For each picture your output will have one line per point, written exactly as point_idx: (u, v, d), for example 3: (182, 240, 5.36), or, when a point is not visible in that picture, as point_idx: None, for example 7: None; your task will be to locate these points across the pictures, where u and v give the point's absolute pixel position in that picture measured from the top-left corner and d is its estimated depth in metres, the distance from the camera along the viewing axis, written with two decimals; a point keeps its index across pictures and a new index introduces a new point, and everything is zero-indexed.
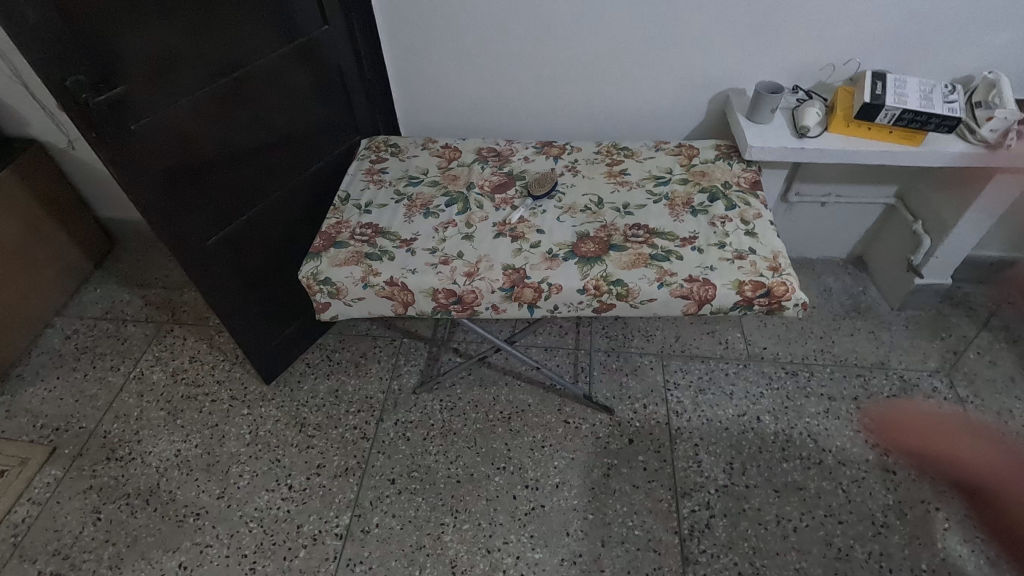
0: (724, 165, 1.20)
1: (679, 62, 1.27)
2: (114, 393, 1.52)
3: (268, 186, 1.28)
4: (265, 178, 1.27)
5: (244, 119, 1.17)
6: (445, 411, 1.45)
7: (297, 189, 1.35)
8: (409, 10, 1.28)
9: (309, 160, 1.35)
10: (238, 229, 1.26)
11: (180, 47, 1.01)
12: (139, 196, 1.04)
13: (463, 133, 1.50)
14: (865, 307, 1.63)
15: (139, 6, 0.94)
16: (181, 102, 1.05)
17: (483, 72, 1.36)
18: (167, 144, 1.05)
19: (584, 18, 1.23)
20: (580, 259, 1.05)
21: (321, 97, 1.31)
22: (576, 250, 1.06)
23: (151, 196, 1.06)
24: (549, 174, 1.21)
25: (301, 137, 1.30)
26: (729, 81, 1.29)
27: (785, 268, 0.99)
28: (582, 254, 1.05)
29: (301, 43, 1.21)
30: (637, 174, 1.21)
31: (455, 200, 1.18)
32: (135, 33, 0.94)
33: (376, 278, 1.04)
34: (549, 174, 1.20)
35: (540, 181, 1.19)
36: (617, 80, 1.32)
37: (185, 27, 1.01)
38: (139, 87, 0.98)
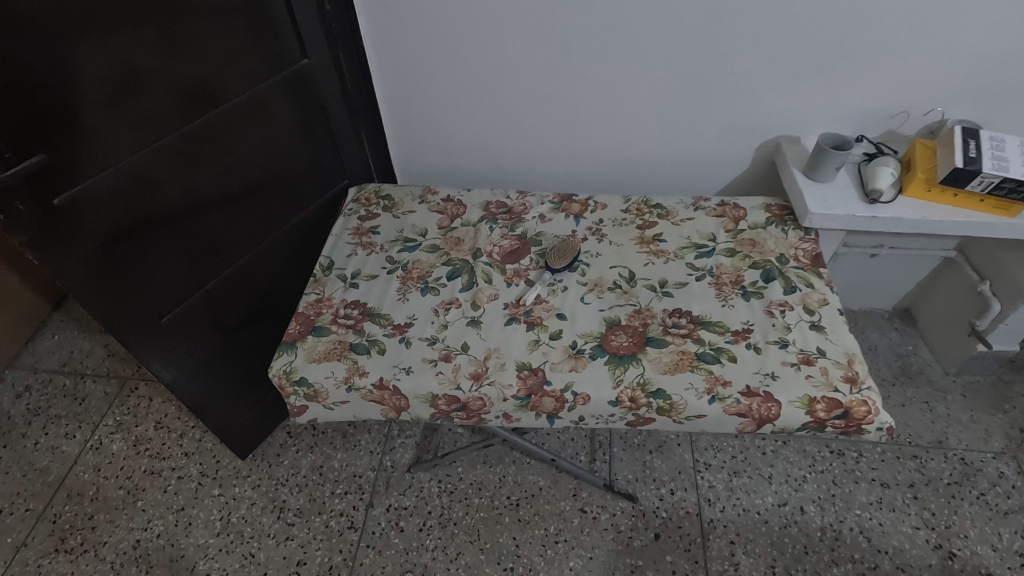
0: (777, 231, 1.02)
1: (724, 104, 1.07)
2: (68, 466, 1.34)
3: (245, 240, 1.09)
4: (241, 233, 1.08)
5: (219, 167, 0.99)
6: (444, 495, 1.27)
7: (277, 243, 1.17)
8: (404, 44, 1.09)
9: (290, 212, 1.16)
10: (209, 294, 1.07)
11: (136, 86, 0.82)
12: (74, 280, 0.85)
13: (466, 181, 1.31)
14: (915, 370, 1.45)
15: (60, 54, 0.74)
16: (123, 163, 0.85)
17: (490, 114, 1.16)
18: (119, 201, 0.86)
19: (615, 52, 1.03)
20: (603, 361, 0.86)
21: (303, 139, 1.12)
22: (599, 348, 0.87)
23: (100, 265, 0.87)
24: (569, 241, 1.02)
25: (283, 184, 1.12)
26: (780, 127, 1.09)
27: (864, 380, 0.81)
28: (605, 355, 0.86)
29: (277, 81, 1.01)
30: (674, 241, 1.02)
31: (458, 271, 0.99)
32: (60, 87, 0.75)
33: (363, 379, 0.86)
34: (570, 242, 1.01)
35: (557, 250, 1.00)
36: (647, 125, 1.13)
37: (141, 65, 0.82)
38: (63, 152, 0.78)
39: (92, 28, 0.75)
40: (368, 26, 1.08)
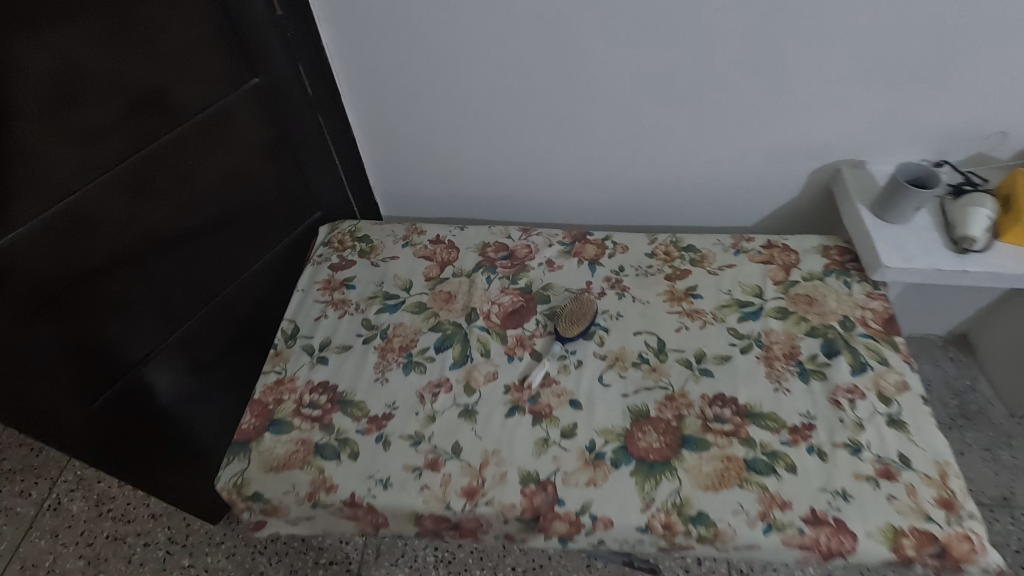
0: (839, 284, 0.83)
1: (776, 124, 0.87)
2: (22, 533, 1.20)
3: (214, 282, 0.92)
4: (209, 274, 0.90)
5: (181, 197, 0.81)
6: (441, 567, 1.12)
7: (246, 290, 0.99)
8: (378, 55, 0.88)
9: (260, 253, 0.98)
10: (174, 348, 0.90)
11: (71, 104, 0.64)
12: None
13: (461, 211, 1.11)
14: (975, 411, 1.28)
15: None
16: (55, 203, 0.66)
17: (487, 135, 0.96)
18: (56, 249, 0.68)
19: (642, 63, 0.82)
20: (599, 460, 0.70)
21: (273, 165, 0.94)
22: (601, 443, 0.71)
23: (34, 327, 0.69)
24: (584, 303, 0.84)
25: (254, 215, 0.94)
26: (843, 150, 0.88)
27: (962, 502, 0.64)
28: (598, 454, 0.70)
29: (242, 92, 0.83)
30: (711, 298, 0.84)
31: (449, 341, 0.82)
32: None
33: (329, 495, 0.69)
34: (586, 305, 0.83)
35: (570, 314, 0.82)
36: (678, 148, 0.92)
37: (76, 77, 0.64)
38: None
39: (8, 31, 0.57)
40: (333, 33, 0.87)
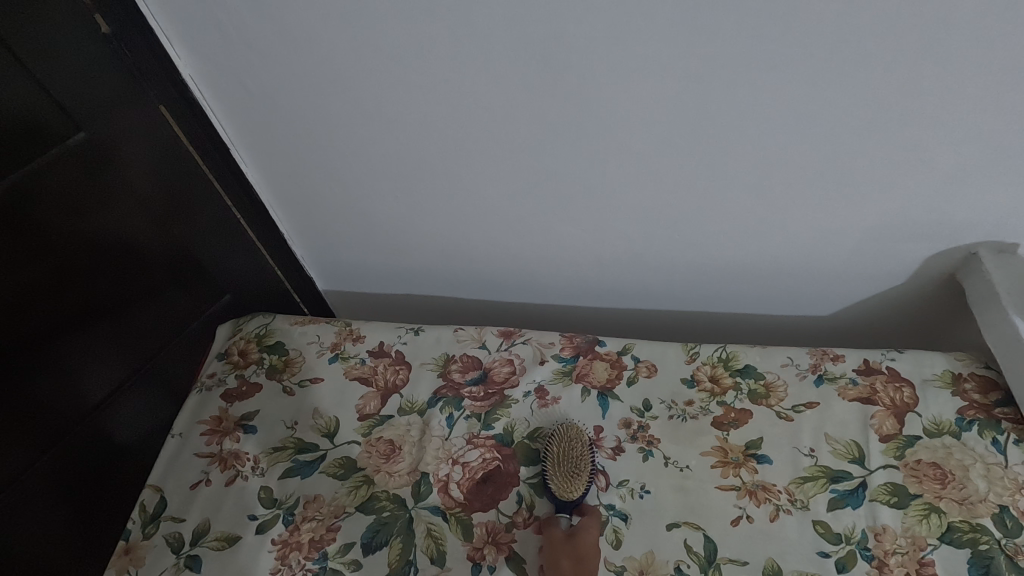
0: (986, 449, 0.53)
1: (888, 192, 0.56)
2: None
3: (130, 351, 0.68)
4: (118, 340, 0.67)
5: (48, 241, 0.57)
6: None
7: (153, 396, 0.73)
8: (275, 90, 0.59)
9: (165, 348, 0.73)
10: (62, 465, 0.64)
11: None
12: None
13: (426, 288, 0.83)
14: None
15: None
16: None
17: (451, 197, 0.67)
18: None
19: (682, 102, 0.52)
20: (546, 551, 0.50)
21: (172, 226, 0.68)
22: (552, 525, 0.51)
23: None
24: (571, 443, 0.55)
25: (176, 256, 0.70)
26: (988, 229, 0.58)
27: None
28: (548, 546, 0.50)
29: (122, 122, 0.59)
30: (784, 465, 0.55)
31: (384, 531, 0.54)
32: None
33: None
34: (573, 445, 0.55)
35: (563, 467, 0.54)
36: (730, 222, 0.63)
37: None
38: None
39: None
40: (205, 62, 0.58)
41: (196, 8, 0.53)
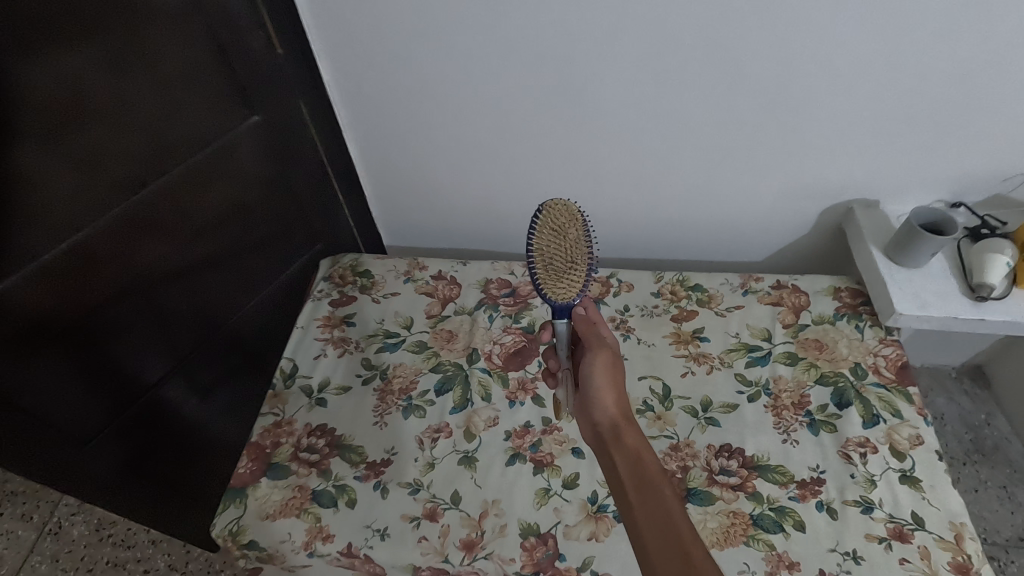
0: (850, 329, 0.80)
1: (787, 161, 0.84)
2: (23, 556, 1.20)
3: (237, 286, 0.95)
4: (193, 315, 0.89)
5: (194, 211, 0.83)
6: None
7: (249, 319, 1.00)
8: (382, 91, 0.88)
9: (261, 284, 0.99)
10: (185, 363, 0.92)
11: (45, 136, 0.63)
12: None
13: (464, 244, 1.11)
14: (990, 447, 1.24)
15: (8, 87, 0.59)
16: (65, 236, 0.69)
17: (491, 169, 0.95)
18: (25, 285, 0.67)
19: (650, 99, 0.80)
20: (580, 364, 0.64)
21: (276, 196, 0.94)
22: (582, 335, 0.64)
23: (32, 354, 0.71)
24: (561, 240, 0.57)
25: (242, 254, 0.94)
26: (856, 189, 0.86)
27: (979, 568, 0.61)
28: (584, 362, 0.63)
29: (255, 123, 0.85)
30: (718, 342, 0.82)
31: (449, 382, 0.80)
32: None
33: (327, 545, 0.68)
34: (563, 240, 0.57)
35: (554, 268, 0.56)
36: (684, 185, 0.91)
37: (61, 108, 0.64)
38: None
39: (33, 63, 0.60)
40: (335, 71, 0.87)
41: (337, 36, 0.82)
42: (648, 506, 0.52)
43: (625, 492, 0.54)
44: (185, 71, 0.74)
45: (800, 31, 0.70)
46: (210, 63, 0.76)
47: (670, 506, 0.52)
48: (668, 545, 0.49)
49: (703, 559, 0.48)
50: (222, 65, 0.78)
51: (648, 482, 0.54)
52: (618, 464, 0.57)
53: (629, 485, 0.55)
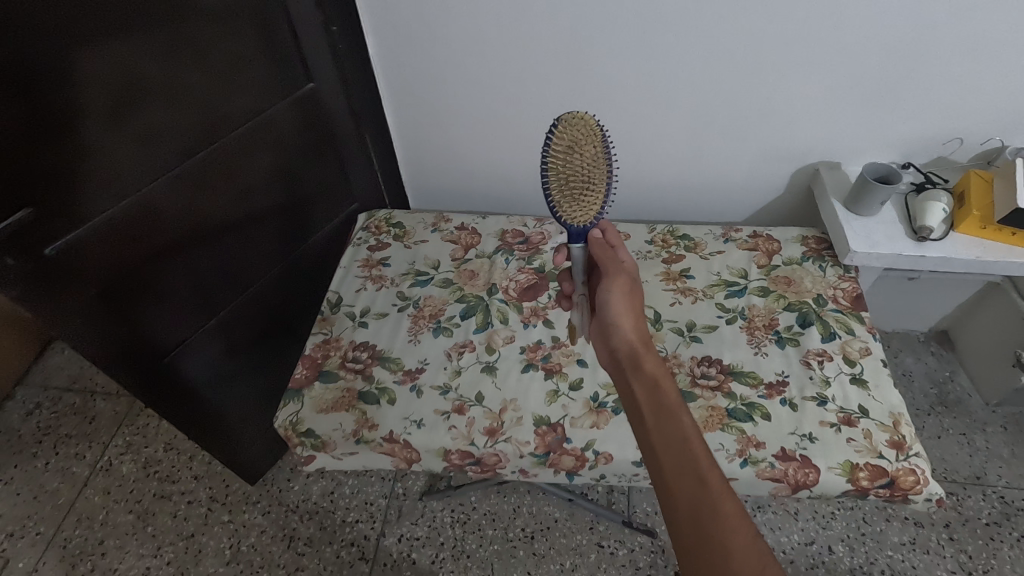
0: (814, 268, 0.95)
1: (762, 128, 0.99)
2: (78, 489, 1.33)
3: (283, 240, 1.08)
4: (235, 270, 1.01)
5: (252, 170, 0.96)
6: (457, 526, 1.24)
7: (291, 269, 1.13)
8: (420, 66, 1.02)
9: (303, 238, 1.12)
10: (236, 305, 1.04)
11: (142, 94, 0.76)
12: (92, 304, 0.80)
13: (482, 205, 1.26)
14: (952, 400, 1.38)
15: (122, 51, 0.72)
16: (152, 183, 0.82)
17: (510, 136, 1.10)
18: (106, 232, 0.79)
19: (647, 73, 0.95)
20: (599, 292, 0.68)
21: (321, 159, 1.07)
22: (600, 260, 0.70)
23: (121, 284, 0.83)
24: (576, 161, 0.64)
25: (280, 216, 1.05)
26: (820, 153, 1.01)
27: (912, 445, 0.75)
28: (603, 291, 0.68)
29: (308, 92, 0.99)
30: (702, 279, 0.96)
31: (473, 309, 0.94)
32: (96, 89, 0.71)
33: (372, 432, 0.82)
34: (577, 161, 0.64)
35: (574, 195, 0.65)
36: (675, 150, 1.05)
37: (121, 93, 0.74)
38: (98, 164, 0.75)
39: (140, 32, 0.73)
40: (376, 48, 1.02)
41: (380, 18, 0.97)
42: (666, 433, 0.56)
43: (643, 417, 0.58)
44: (233, 58, 0.85)
45: (767, 14, 0.84)
46: (252, 51, 0.87)
47: (687, 432, 0.56)
48: (687, 469, 0.54)
49: (718, 481, 0.53)
50: (266, 51, 0.89)
51: (666, 409, 0.58)
52: (636, 389, 0.60)
53: (647, 411, 0.58)
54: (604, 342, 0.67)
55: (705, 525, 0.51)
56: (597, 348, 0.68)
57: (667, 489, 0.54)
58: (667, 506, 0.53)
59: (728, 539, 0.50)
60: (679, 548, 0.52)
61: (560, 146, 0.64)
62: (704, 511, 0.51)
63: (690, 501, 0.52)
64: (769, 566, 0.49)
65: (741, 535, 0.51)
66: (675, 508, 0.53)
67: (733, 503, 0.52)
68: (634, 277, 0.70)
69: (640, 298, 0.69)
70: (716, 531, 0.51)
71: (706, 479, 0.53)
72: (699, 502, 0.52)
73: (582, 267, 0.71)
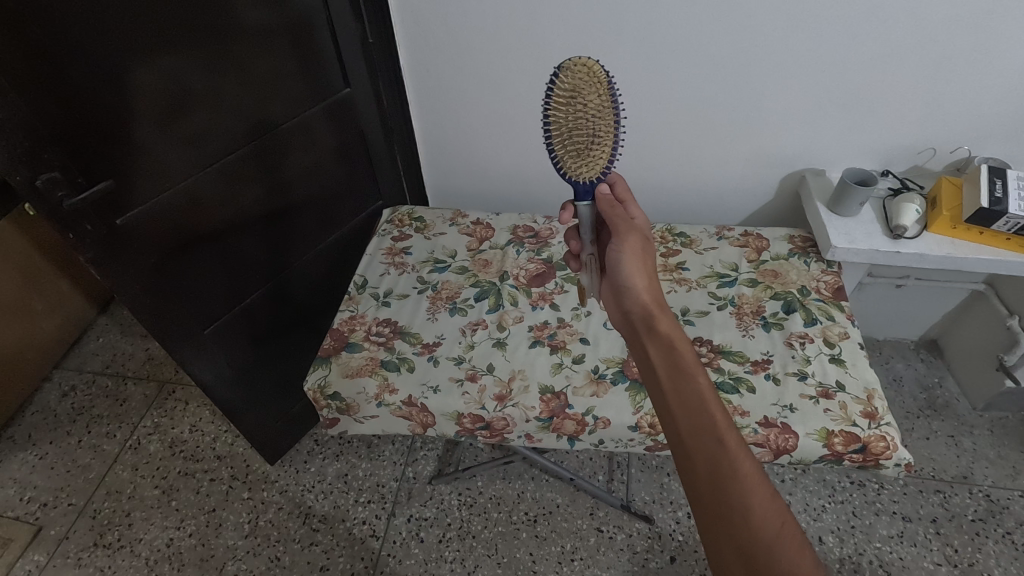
0: (799, 263, 1.03)
1: (753, 137, 1.09)
2: (108, 464, 1.41)
3: (311, 233, 1.17)
4: (270, 256, 1.10)
5: (287, 166, 1.04)
6: (463, 508, 1.30)
7: (318, 261, 1.22)
8: (446, 76, 1.14)
9: (330, 232, 1.21)
10: (265, 290, 1.13)
11: (199, 92, 0.85)
12: (138, 278, 0.89)
13: (497, 206, 1.37)
14: (941, 404, 1.43)
15: (184, 53, 0.81)
16: (199, 173, 0.91)
17: (524, 142, 1.21)
18: (157, 214, 0.88)
19: (649, 85, 1.05)
20: (610, 251, 0.70)
21: (352, 160, 1.18)
22: (608, 217, 0.71)
23: (165, 265, 0.92)
24: (577, 112, 0.67)
25: (314, 209, 1.15)
26: (806, 160, 1.11)
27: (883, 416, 0.83)
28: (613, 250, 0.70)
29: (344, 97, 1.09)
30: (696, 270, 1.04)
31: (486, 293, 1.03)
32: (158, 84, 0.80)
33: (393, 396, 0.90)
34: (579, 113, 0.66)
35: (577, 147, 0.69)
36: (674, 155, 1.15)
37: (173, 95, 0.83)
38: (154, 153, 0.84)
39: (203, 38, 0.83)
40: (407, 59, 1.13)
41: (411, 32, 1.09)
42: (683, 395, 0.56)
43: (659, 378, 0.59)
44: (279, 69, 0.95)
45: (754, 32, 0.95)
46: (295, 63, 0.97)
47: (703, 392, 0.57)
48: (704, 428, 0.54)
49: (735, 440, 0.53)
50: (311, 58, 1.00)
51: (680, 369, 0.59)
52: (651, 352, 0.61)
53: (663, 371, 0.59)
54: (616, 304, 0.70)
55: (723, 485, 0.51)
56: (611, 310, 0.71)
57: (683, 448, 0.54)
58: (683, 466, 0.54)
59: (747, 498, 0.50)
60: (697, 510, 0.52)
61: (561, 99, 0.67)
62: (721, 471, 0.51)
63: (707, 461, 0.52)
64: (788, 524, 0.49)
65: (760, 493, 0.51)
66: (694, 470, 0.53)
67: (751, 462, 0.52)
68: (644, 234, 0.72)
69: (651, 258, 0.71)
70: (735, 490, 0.51)
71: (723, 438, 0.53)
72: (718, 462, 0.52)
73: (590, 224, 0.74)
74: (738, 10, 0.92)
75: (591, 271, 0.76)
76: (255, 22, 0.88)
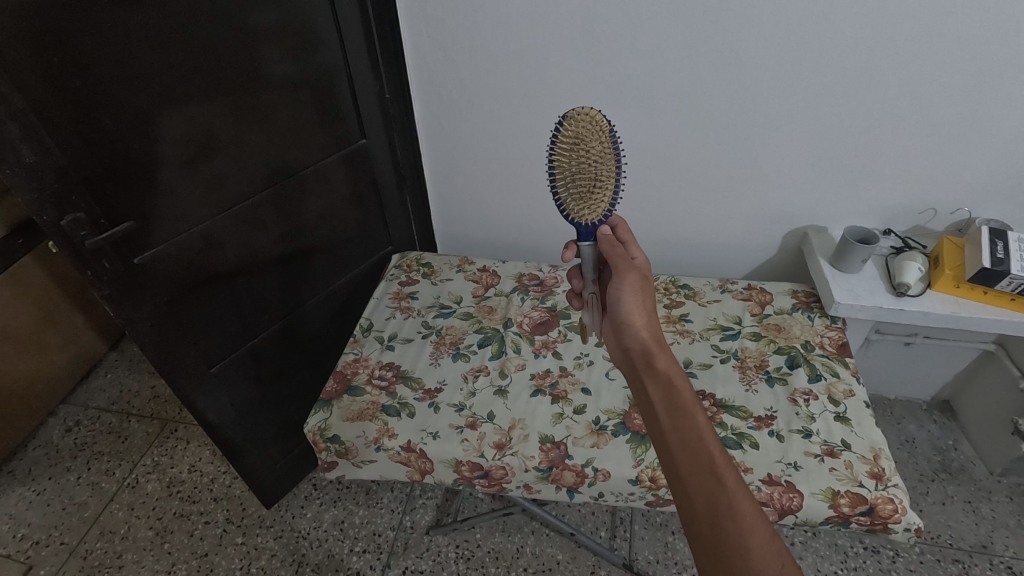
0: (803, 317, 1.04)
1: (754, 195, 1.12)
2: (104, 502, 1.40)
3: (321, 276, 1.20)
4: (279, 298, 1.12)
5: (301, 212, 1.08)
6: (461, 562, 1.26)
7: (325, 304, 1.24)
8: (458, 129, 1.19)
9: (339, 275, 1.24)
10: (272, 331, 1.14)
11: (220, 140, 0.90)
12: (148, 317, 0.91)
13: (505, 253, 1.40)
14: (956, 467, 1.39)
15: (209, 103, 0.86)
16: (216, 217, 0.94)
17: (532, 193, 1.25)
18: (173, 254, 0.91)
19: (652, 143, 1.09)
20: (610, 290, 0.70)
21: (365, 207, 1.21)
22: (609, 257, 0.72)
23: (176, 304, 0.94)
24: (581, 158, 0.70)
25: (324, 253, 1.17)
26: (808, 217, 1.13)
27: (891, 477, 0.81)
28: (613, 288, 0.70)
29: (359, 147, 1.13)
30: (699, 322, 1.05)
31: (489, 339, 1.04)
32: (183, 131, 0.85)
33: (391, 441, 0.90)
34: (583, 158, 0.70)
35: (584, 190, 0.72)
36: (678, 210, 1.18)
37: (197, 141, 0.87)
38: (175, 196, 0.88)
39: (229, 89, 0.88)
40: (422, 113, 1.19)
41: (427, 88, 1.15)
42: (683, 433, 0.56)
43: (658, 414, 0.58)
44: (299, 120, 1.00)
45: (754, 96, 0.99)
46: (314, 115, 1.02)
47: (702, 431, 0.56)
48: (703, 466, 0.54)
49: (735, 480, 0.52)
50: (330, 111, 1.05)
51: (679, 406, 0.58)
52: (649, 389, 0.61)
53: (661, 409, 0.59)
54: (617, 342, 0.70)
55: (722, 525, 0.50)
56: (611, 347, 0.71)
57: (682, 486, 0.53)
58: (682, 504, 0.53)
59: (747, 538, 0.49)
60: (696, 549, 0.51)
61: (565, 146, 0.71)
62: (719, 509, 0.51)
63: (707, 502, 0.52)
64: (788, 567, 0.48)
65: (759, 535, 0.49)
66: (692, 508, 0.52)
67: (752, 503, 0.51)
68: (644, 275, 0.72)
69: (650, 296, 0.71)
70: (734, 530, 0.50)
71: (723, 478, 0.52)
72: (716, 502, 0.51)
73: (591, 264, 0.75)
74: (737, 75, 0.97)
75: (592, 309, 0.76)
76: (279, 77, 0.94)
